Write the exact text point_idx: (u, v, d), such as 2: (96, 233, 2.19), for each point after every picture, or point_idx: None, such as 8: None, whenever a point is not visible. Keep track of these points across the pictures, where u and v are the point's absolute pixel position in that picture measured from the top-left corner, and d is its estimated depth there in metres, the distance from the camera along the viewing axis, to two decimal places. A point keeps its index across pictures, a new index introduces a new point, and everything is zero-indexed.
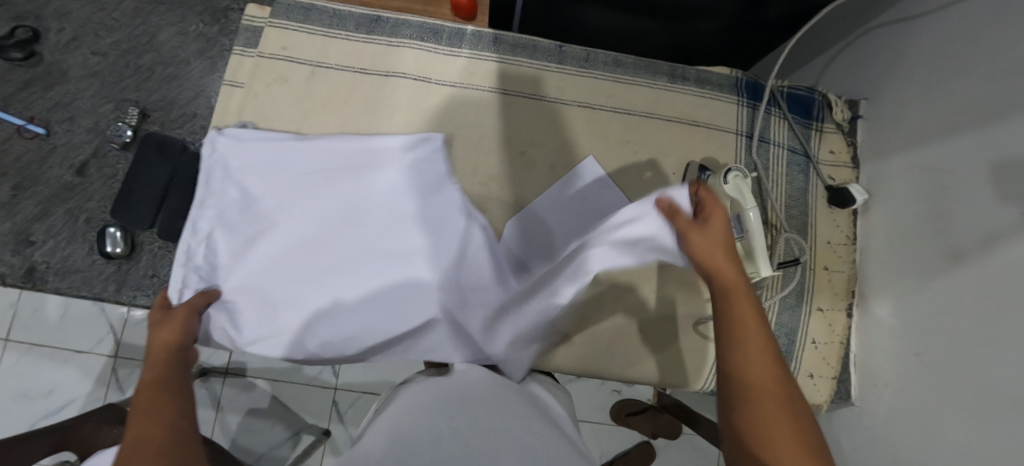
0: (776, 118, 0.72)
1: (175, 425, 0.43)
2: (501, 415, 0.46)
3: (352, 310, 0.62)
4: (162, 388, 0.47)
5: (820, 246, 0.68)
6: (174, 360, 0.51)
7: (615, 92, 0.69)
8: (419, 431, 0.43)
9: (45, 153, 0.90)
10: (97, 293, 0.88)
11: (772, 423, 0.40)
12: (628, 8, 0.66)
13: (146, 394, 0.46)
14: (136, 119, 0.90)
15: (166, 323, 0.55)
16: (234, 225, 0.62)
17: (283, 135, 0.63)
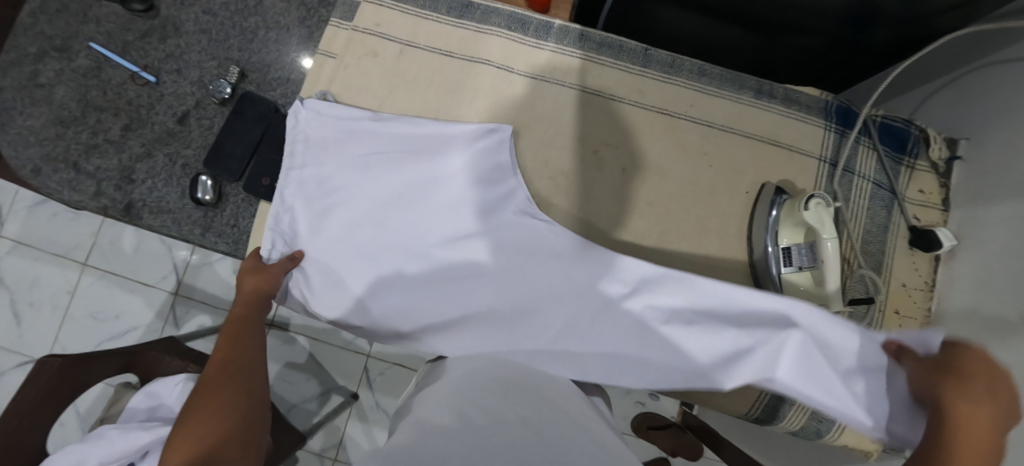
0: (864, 148, 0.68)
1: (236, 384, 0.53)
2: (553, 408, 0.49)
3: (406, 291, 0.62)
4: (234, 343, 0.57)
5: (894, 288, 0.65)
6: (255, 299, 0.61)
7: (697, 101, 0.68)
8: (486, 413, 0.45)
9: (153, 99, 0.83)
10: (183, 237, 0.77)
11: None
12: (719, 17, 0.64)
13: (223, 346, 0.57)
14: (235, 77, 0.84)
15: (254, 274, 0.62)
16: (311, 194, 0.64)
17: (362, 114, 0.65)
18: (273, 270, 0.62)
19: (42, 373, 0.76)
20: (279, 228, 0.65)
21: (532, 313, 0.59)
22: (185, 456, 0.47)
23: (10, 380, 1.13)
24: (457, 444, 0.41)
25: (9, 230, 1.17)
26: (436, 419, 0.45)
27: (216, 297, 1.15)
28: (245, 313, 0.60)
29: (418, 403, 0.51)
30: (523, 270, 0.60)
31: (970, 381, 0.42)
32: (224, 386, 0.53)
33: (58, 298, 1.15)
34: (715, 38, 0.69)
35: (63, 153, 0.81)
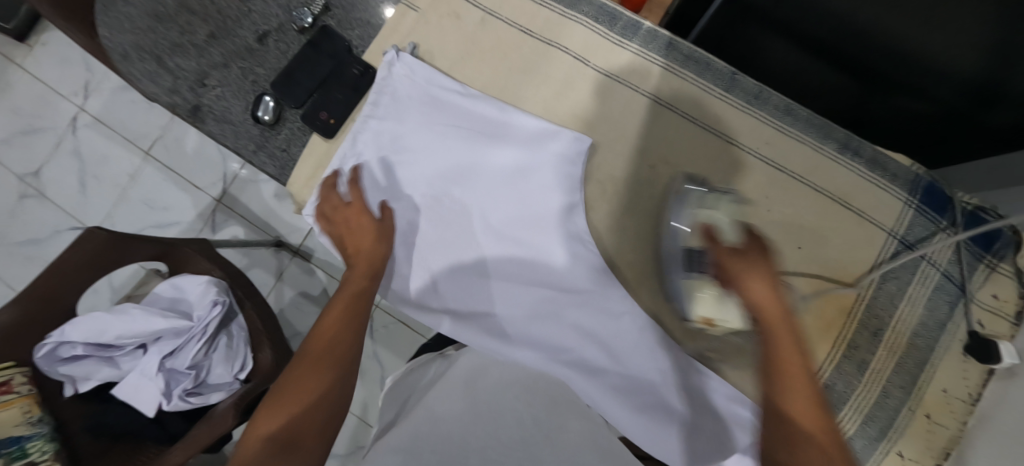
0: (942, 235, 0.62)
1: (329, 367, 0.54)
2: (555, 403, 0.57)
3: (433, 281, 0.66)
4: (340, 321, 0.57)
5: (932, 392, 0.61)
6: (372, 269, 0.60)
7: (774, 140, 0.64)
8: (505, 402, 0.54)
9: (239, 12, 0.71)
10: (214, 140, 0.69)
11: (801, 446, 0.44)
12: (824, 58, 0.67)
13: (331, 318, 0.57)
14: (320, 9, 0.68)
15: (354, 212, 0.61)
16: (381, 148, 0.64)
17: (456, 85, 0.65)
18: (380, 225, 0.62)
19: (88, 241, 0.83)
20: (344, 172, 0.64)
21: (546, 330, 0.64)
22: (277, 426, 0.51)
23: (62, 240, 1.22)
24: (475, 435, 0.48)
25: (91, 105, 1.24)
26: (443, 408, 0.52)
27: (255, 214, 1.20)
28: (357, 281, 0.59)
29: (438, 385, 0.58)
30: (549, 277, 0.64)
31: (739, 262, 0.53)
32: (317, 367, 0.54)
33: (118, 178, 1.23)
34: (832, 92, 0.70)
35: (153, 47, 0.72)
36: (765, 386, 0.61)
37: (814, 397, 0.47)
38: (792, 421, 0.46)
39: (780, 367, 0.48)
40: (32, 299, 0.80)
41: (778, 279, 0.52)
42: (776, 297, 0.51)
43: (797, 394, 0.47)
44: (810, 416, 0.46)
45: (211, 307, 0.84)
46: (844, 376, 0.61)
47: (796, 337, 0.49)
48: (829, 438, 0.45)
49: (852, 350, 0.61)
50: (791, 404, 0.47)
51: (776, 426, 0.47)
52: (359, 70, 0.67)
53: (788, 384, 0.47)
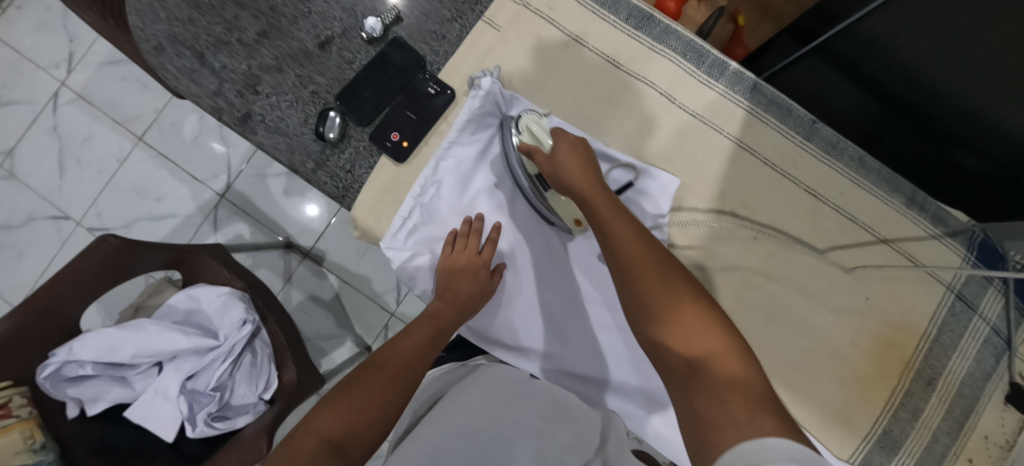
0: (995, 290, 0.65)
1: (393, 383, 0.54)
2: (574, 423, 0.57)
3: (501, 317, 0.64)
4: (416, 348, 0.58)
5: (975, 438, 0.64)
6: (460, 310, 0.60)
7: (849, 191, 0.64)
8: (517, 410, 0.57)
9: (297, 14, 0.64)
10: (266, 154, 0.63)
11: (689, 326, 0.46)
12: (889, 97, 0.66)
13: (407, 341, 0.58)
14: (392, 19, 0.63)
15: (468, 254, 0.60)
16: (457, 179, 0.62)
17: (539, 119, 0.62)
18: (486, 282, 0.61)
19: (97, 250, 0.75)
20: (421, 198, 0.61)
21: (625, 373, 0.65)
22: (336, 429, 0.50)
23: (39, 229, 1.11)
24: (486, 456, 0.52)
25: (74, 79, 1.13)
26: (460, 422, 0.55)
27: (261, 212, 1.12)
28: (443, 313, 0.59)
29: (457, 389, 0.60)
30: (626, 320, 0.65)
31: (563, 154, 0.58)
32: (385, 381, 0.54)
33: (105, 163, 1.12)
34: (891, 135, 0.71)
35: (195, 41, 0.63)
36: (826, 429, 0.64)
37: (659, 268, 0.50)
38: (625, 260, 0.51)
39: (599, 221, 0.54)
40: (30, 312, 0.72)
41: (592, 159, 0.58)
42: (579, 176, 0.56)
43: (633, 247, 0.51)
44: (667, 275, 0.49)
45: (240, 326, 0.78)
46: (899, 423, 0.64)
47: (615, 205, 0.55)
48: (684, 301, 0.47)
49: (908, 398, 0.64)
50: (639, 278, 0.49)
51: (623, 280, 0.50)
52: (434, 90, 0.62)
53: (620, 257, 0.51)
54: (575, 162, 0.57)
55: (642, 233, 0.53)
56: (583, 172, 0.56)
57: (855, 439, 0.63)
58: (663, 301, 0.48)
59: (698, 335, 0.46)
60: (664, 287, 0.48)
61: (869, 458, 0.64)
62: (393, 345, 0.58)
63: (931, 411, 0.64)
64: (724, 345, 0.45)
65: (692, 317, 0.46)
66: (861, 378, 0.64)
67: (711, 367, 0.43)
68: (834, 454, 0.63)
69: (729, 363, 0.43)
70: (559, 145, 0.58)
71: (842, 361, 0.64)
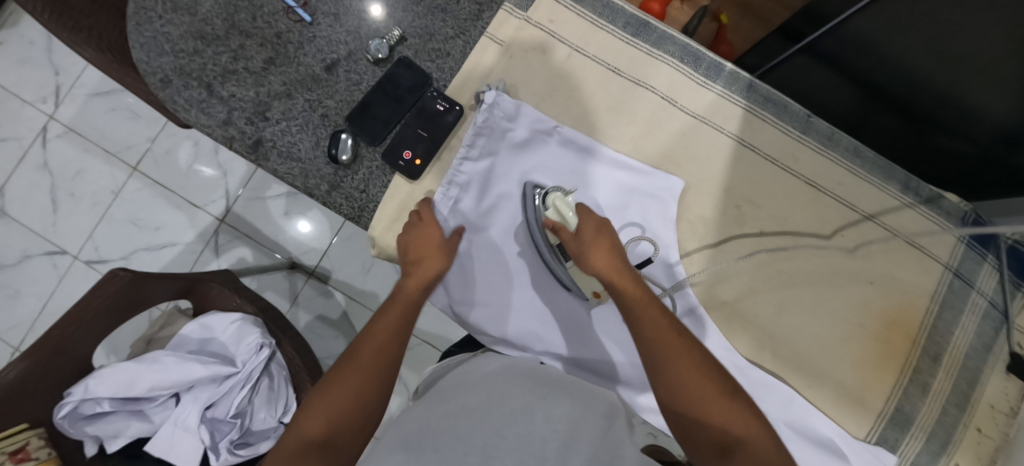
0: (990, 266, 0.68)
1: (380, 368, 0.54)
2: (573, 397, 0.54)
3: (524, 322, 0.64)
4: (394, 326, 0.57)
5: (981, 407, 0.68)
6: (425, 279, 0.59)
7: (846, 181, 0.67)
8: (512, 396, 0.52)
9: (301, 40, 0.65)
10: (279, 178, 0.64)
11: (725, 418, 0.51)
12: (876, 91, 0.71)
13: (383, 323, 0.57)
14: (396, 39, 0.64)
15: (428, 227, 0.59)
16: (473, 190, 0.63)
17: (548, 127, 0.64)
18: (448, 245, 0.60)
19: (108, 285, 0.74)
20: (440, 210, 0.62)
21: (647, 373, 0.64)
22: (319, 424, 0.51)
23: (35, 265, 1.09)
24: (479, 429, 0.48)
25: (62, 112, 1.12)
26: (457, 401, 0.53)
27: (263, 235, 1.12)
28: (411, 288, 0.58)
29: (453, 389, 0.56)
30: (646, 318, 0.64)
31: (586, 238, 0.58)
32: (371, 369, 0.54)
33: (98, 195, 1.11)
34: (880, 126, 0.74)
35: (199, 71, 0.64)
36: (845, 412, 0.66)
37: (693, 357, 0.53)
38: (660, 352, 0.53)
39: (634, 317, 0.55)
40: (42, 355, 0.71)
41: (615, 240, 0.58)
42: (611, 270, 0.56)
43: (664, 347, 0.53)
44: (700, 370, 0.52)
45: (257, 351, 0.78)
46: (910, 400, 0.66)
47: (648, 291, 0.56)
48: (714, 394, 0.51)
49: (916, 375, 0.67)
50: (677, 373, 0.52)
51: (655, 368, 0.53)
52: (442, 106, 0.63)
53: (657, 350, 0.53)
54: (601, 247, 0.57)
55: (673, 323, 0.55)
56: (609, 257, 0.57)
57: (870, 418, 0.66)
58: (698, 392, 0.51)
59: (730, 419, 0.51)
60: (704, 382, 0.52)
61: (885, 435, 0.66)
62: (366, 330, 0.56)
63: (940, 385, 0.67)
64: (750, 425, 0.51)
65: (725, 407, 0.51)
66: (871, 358, 0.67)
67: (742, 449, 0.50)
68: (852, 433, 0.65)
69: (759, 444, 0.50)
70: (584, 225, 0.58)
71: (851, 343, 0.67)
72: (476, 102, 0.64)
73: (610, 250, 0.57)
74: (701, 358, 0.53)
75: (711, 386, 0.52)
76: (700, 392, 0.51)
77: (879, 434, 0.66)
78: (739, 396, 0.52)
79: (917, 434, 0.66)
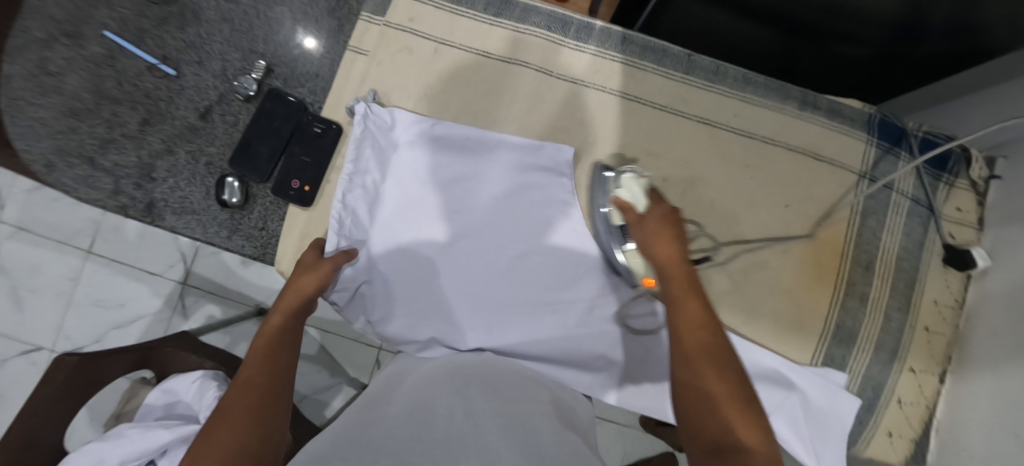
0: (905, 164, 0.67)
1: (254, 410, 0.48)
2: (493, 391, 0.53)
3: (450, 321, 0.63)
4: (268, 366, 0.51)
5: (926, 306, 0.66)
6: (299, 309, 0.56)
7: (741, 111, 0.66)
8: (441, 403, 0.50)
9: (170, 96, 0.65)
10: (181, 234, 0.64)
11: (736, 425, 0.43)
12: (752, 14, 0.66)
13: (252, 364, 0.52)
14: (262, 71, 0.66)
15: (306, 266, 0.58)
16: (369, 204, 0.63)
17: (415, 130, 0.63)
18: (326, 269, 0.58)
19: (56, 372, 0.73)
20: (344, 231, 0.62)
21: (582, 345, 0.63)
22: None
23: (12, 368, 1.10)
24: (394, 436, 0.45)
25: (4, 213, 1.11)
26: (391, 409, 0.50)
27: (224, 288, 1.10)
28: (284, 324, 0.55)
29: (394, 395, 0.54)
30: (567, 288, 0.64)
31: (648, 221, 0.55)
32: (243, 413, 0.47)
33: (59, 285, 1.10)
34: (764, 43, 0.71)
35: (80, 148, 0.64)
36: (788, 341, 0.65)
37: (725, 367, 0.46)
38: (682, 354, 0.48)
39: (674, 299, 0.51)
40: (10, 448, 0.69)
41: (682, 233, 0.54)
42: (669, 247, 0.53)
43: (695, 338, 0.48)
44: (717, 375, 0.46)
45: (215, 403, 0.77)
46: (851, 314, 0.66)
47: (695, 283, 0.51)
48: (730, 403, 0.44)
49: (852, 287, 0.66)
50: (693, 370, 0.47)
51: (676, 367, 0.48)
52: (321, 128, 0.63)
53: (678, 339, 0.49)
54: (661, 234, 0.54)
55: (717, 326, 0.48)
56: (667, 242, 0.53)
57: (813, 341, 0.65)
58: (706, 398, 0.45)
59: (736, 416, 0.44)
60: (721, 385, 0.45)
61: (833, 355, 0.65)
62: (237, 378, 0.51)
63: (878, 292, 0.66)
64: (758, 443, 0.42)
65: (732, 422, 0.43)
66: (805, 282, 0.66)
67: (737, 455, 0.41)
68: (798, 362, 0.65)
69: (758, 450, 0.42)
70: (652, 211, 0.55)
71: (778, 273, 0.66)
72: (351, 116, 0.63)
73: (666, 225, 0.54)
74: (725, 352, 0.47)
75: (724, 390, 0.45)
76: (706, 400, 0.45)
77: (827, 356, 0.65)
78: (758, 410, 0.44)
79: (867, 345, 0.65)
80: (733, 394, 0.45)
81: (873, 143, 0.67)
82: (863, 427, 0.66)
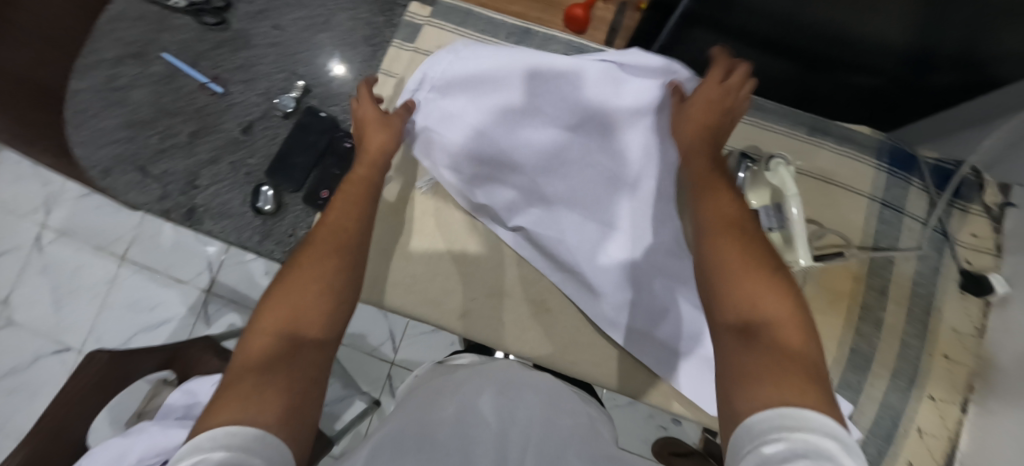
0: (917, 189, 0.68)
1: (267, 349, 0.43)
2: (535, 390, 0.54)
3: (548, 226, 0.65)
4: (285, 316, 0.46)
5: (944, 333, 0.65)
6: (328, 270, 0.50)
7: (751, 136, 0.69)
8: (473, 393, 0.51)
9: (215, 112, 0.72)
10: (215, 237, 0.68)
11: (764, 276, 0.43)
12: (761, 46, 0.69)
13: (276, 299, 0.47)
14: (301, 92, 0.72)
15: (375, 123, 0.61)
16: (456, 79, 0.65)
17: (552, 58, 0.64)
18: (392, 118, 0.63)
19: (88, 367, 0.79)
20: (420, 88, 0.66)
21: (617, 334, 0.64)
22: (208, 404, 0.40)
23: (45, 365, 1.15)
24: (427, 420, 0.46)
25: (53, 218, 1.20)
26: (414, 408, 0.50)
27: (249, 298, 1.15)
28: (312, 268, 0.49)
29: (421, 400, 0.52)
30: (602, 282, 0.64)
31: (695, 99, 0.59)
32: (254, 358, 0.43)
33: (96, 287, 1.17)
34: (774, 73, 0.74)
35: (135, 156, 0.70)
36: None
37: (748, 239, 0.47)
38: (712, 212, 0.50)
39: (705, 174, 0.54)
40: (38, 440, 0.74)
41: (724, 106, 0.58)
42: (709, 144, 0.57)
43: (723, 202, 0.51)
44: (750, 236, 0.47)
45: None
46: (865, 338, 0.65)
47: (726, 180, 0.53)
48: (760, 253, 0.45)
49: (866, 312, 0.66)
50: (723, 229, 0.48)
51: (706, 228, 0.49)
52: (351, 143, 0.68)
53: (707, 200, 0.52)
54: (702, 102, 0.58)
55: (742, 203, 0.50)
56: (710, 108, 0.58)
57: (827, 365, 0.65)
58: (753, 245, 0.46)
59: (762, 255, 0.45)
60: (746, 246, 0.46)
61: (847, 379, 0.65)
62: (269, 299, 0.47)
63: (892, 317, 0.66)
64: (783, 303, 0.42)
65: (741, 250, 0.46)
66: (818, 305, 0.66)
67: (773, 320, 0.41)
68: None
69: (792, 327, 0.41)
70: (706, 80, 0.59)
71: None
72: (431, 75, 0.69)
73: (711, 97, 0.58)
74: (742, 214, 0.49)
75: (753, 245, 0.46)
76: (743, 253, 0.45)
77: (840, 379, 0.64)
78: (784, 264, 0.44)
79: (882, 370, 0.64)
80: (756, 246, 0.46)
81: (887, 170, 0.68)
82: (880, 456, 0.64)
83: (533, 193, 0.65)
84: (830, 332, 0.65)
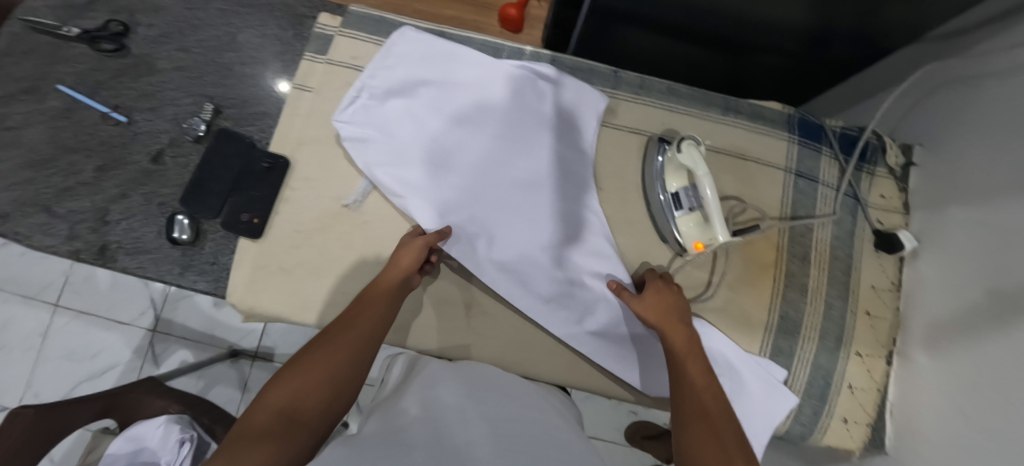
0: (828, 157, 0.72)
1: (275, 422, 0.45)
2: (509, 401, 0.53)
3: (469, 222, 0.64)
4: (304, 392, 0.47)
5: (864, 291, 0.69)
6: (351, 356, 0.51)
7: (668, 120, 0.71)
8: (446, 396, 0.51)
9: (122, 143, 0.69)
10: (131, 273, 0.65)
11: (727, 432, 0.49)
12: (670, 34, 0.70)
13: (298, 372, 0.49)
14: (210, 114, 0.69)
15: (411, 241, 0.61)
16: (399, 77, 0.67)
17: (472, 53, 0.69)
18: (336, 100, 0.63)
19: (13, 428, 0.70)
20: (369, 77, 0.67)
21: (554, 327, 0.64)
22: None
23: None
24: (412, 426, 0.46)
25: None
26: (397, 411, 0.50)
27: (196, 332, 1.11)
28: (337, 353, 0.51)
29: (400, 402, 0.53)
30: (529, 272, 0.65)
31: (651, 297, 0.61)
32: (261, 430, 0.44)
33: (26, 339, 1.09)
34: (685, 58, 0.76)
35: (37, 197, 0.66)
36: (734, 334, 0.67)
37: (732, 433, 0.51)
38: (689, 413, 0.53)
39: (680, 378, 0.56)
40: None
41: (680, 317, 0.60)
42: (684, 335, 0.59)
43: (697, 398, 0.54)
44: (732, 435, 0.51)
45: (179, 446, 0.77)
46: (792, 305, 0.68)
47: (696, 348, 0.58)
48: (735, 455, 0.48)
49: (791, 280, 0.68)
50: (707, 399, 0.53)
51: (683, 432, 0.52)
52: (267, 164, 0.66)
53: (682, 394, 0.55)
54: (662, 312, 0.60)
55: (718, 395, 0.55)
56: (667, 311, 0.60)
57: (760, 335, 0.67)
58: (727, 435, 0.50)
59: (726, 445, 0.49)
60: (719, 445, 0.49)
61: (780, 347, 0.67)
62: (287, 372, 0.49)
63: (816, 281, 0.68)
64: None
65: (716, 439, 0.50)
66: (746, 278, 0.68)
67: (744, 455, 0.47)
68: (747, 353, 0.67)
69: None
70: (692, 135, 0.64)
71: (716, 272, 0.68)
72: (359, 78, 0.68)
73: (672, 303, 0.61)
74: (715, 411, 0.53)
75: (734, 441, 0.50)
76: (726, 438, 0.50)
77: (773, 347, 0.67)
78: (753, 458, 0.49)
79: (811, 334, 0.67)
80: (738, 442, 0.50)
81: (797, 141, 0.72)
82: (817, 416, 0.66)
83: (460, 181, 0.65)
84: (760, 302, 0.68)
